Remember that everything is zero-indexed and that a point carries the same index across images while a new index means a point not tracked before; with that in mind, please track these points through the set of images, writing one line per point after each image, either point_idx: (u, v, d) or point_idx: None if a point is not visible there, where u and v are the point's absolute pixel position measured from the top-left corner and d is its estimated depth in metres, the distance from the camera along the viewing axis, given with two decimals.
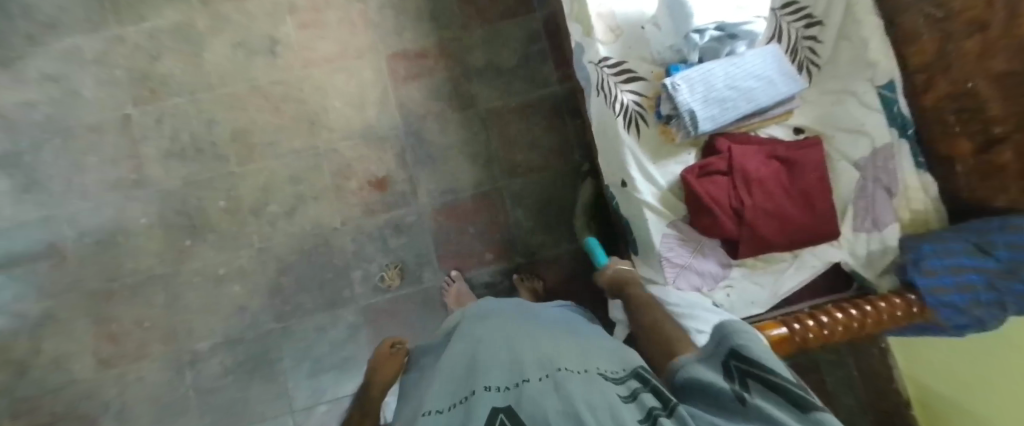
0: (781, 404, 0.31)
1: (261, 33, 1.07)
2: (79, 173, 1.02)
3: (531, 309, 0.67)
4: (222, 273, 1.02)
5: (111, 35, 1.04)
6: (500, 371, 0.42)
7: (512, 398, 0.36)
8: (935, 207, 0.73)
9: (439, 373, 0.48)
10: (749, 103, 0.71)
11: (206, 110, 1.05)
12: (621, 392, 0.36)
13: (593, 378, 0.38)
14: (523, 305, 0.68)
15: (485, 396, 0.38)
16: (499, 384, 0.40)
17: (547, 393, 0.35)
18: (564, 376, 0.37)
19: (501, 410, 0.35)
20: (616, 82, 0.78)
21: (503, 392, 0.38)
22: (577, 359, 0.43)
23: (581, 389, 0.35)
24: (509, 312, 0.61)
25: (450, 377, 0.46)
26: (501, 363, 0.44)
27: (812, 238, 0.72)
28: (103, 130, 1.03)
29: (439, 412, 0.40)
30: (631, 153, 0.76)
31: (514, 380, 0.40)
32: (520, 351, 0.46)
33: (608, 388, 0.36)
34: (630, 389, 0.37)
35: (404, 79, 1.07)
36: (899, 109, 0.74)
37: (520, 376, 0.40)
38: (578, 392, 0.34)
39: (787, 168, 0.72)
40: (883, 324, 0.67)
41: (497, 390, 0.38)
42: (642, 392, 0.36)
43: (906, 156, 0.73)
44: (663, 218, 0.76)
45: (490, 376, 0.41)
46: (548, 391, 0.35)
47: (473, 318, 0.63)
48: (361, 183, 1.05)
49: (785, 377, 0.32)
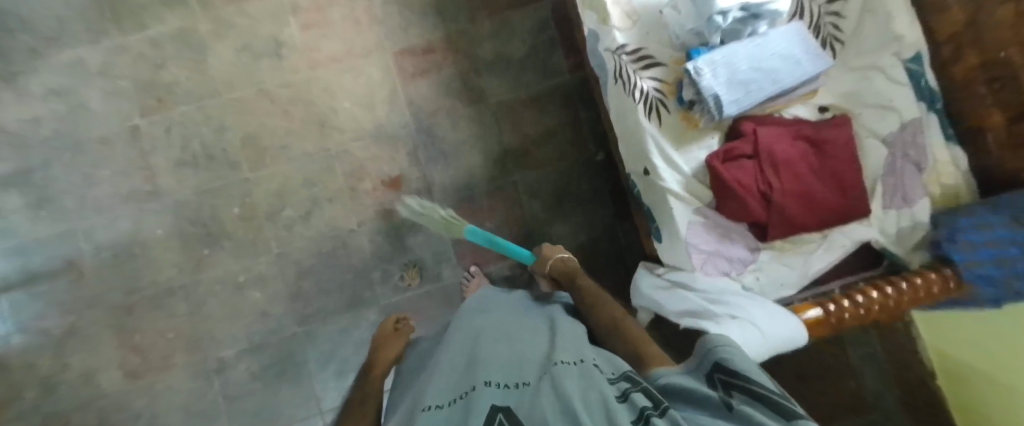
0: (767, 412, 0.34)
1: (264, 36, 1.05)
2: (92, 187, 1.01)
3: (525, 300, 0.71)
4: (242, 280, 1.02)
5: (114, 44, 1.03)
6: (501, 370, 0.46)
7: (511, 398, 0.41)
8: (966, 181, 0.72)
9: (440, 367, 0.52)
10: (773, 84, 0.70)
11: (214, 116, 1.03)
12: (613, 392, 0.39)
13: (587, 373, 0.41)
14: (518, 297, 0.72)
15: (486, 393, 0.42)
16: (499, 381, 0.44)
17: (544, 393, 0.39)
18: (560, 372, 0.42)
19: (500, 410, 0.39)
20: (634, 69, 0.76)
21: (503, 390, 0.42)
22: (574, 351, 0.48)
23: (574, 386, 0.39)
24: (504, 308, 0.65)
25: (449, 373, 0.50)
26: (501, 361, 0.48)
27: (841, 217, 0.71)
28: (112, 142, 1.02)
29: (440, 407, 0.43)
30: (653, 140, 0.75)
31: (514, 379, 0.44)
32: (518, 351, 0.50)
33: (600, 385, 0.39)
34: (620, 388, 0.40)
35: (412, 76, 1.06)
36: (926, 82, 0.72)
37: (519, 377, 0.44)
38: (571, 390, 0.38)
39: (814, 148, 0.71)
40: (921, 300, 0.65)
41: (498, 387, 0.43)
42: (632, 392, 0.38)
43: (934, 129, 0.72)
44: (688, 204, 0.75)
45: (490, 373, 0.45)
46: (544, 391, 0.39)
47: (470, 310, 0.66)
48: (375, 183, 1.04)
49: (765, 387, 0.36)
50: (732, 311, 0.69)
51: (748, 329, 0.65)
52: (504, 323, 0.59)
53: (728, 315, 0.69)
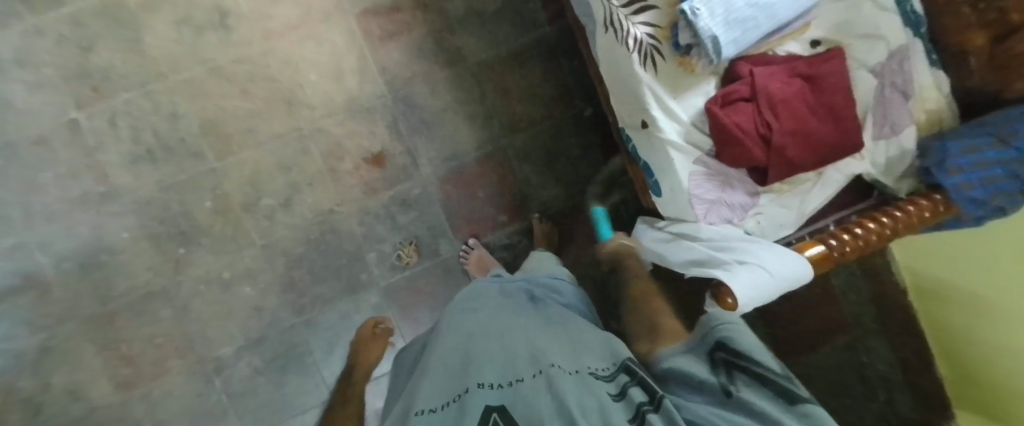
0: (766, 394, 0.39)
1: (205, 5, 0.93)
2: (36, 194, 0.91)
3: (518, 289, 0.69)
4: (229, 276, 0.96)
5: (28, 27, 0.89)
6: (492, 368, 0.45)
7: (505, 399, 0.40)
8: (947, 105, 0.75)
9: (429, 367, 0.50)
10: (769, 21, 0.68)
11: (165, 103, 0.93)
12: (610, 390, 0.41)
13: (582, 376, 0.42)
14: (515, 286, 0.70)
15: (479, 394, 0.41)
16: (493, 381, 0.43)
17: (539, 395, 0.39)
18: (555, 372, 0.41)
19: (494, 409, 0.39)
20: (626, 14, 0.72)
21: (496, 390, 0.42)
22: (571, 356, 0.47)
23: (572, 390, 0.39)
24: (498, 301, 0.64)
25: (442, 370, 0.48)
26: (493, 357, 0.47)
27: (835, 152, 0.73)
28: (49, 141, 0.91)
29: (431, 410, 0.42)
30: (650, 90, 0.73)
31: (507, 376, 0.44)
32: (508, 346, 0.49)
33: (597, 387, 0.41)
34: (618, 388, 0.42)
35: (380, 39, 0.99)
36: (912, 6, 0.73)
37: (513, 374, 0.44)
38: (568, 392, 0.38)
39: (809, 86, 0.71)
40: (914, 225, 0.68)
41: (491, 388, 0.42)
42: (630, 387, 0.41)
43: (919, 55, 0.74)
44: (689, 155, 0.75)
45: (483, 372, 0.44)
46: (540, 392, 0.39)
47: (464, 302, 0.65)
48: (357, 162, 0.99)
49: (764, 368, 0.41)
50: (740, 257, 0.69)
51: (758, 274, 0.66)
52: (493, 317, 0.57)
53: (737, 261, 0.69)
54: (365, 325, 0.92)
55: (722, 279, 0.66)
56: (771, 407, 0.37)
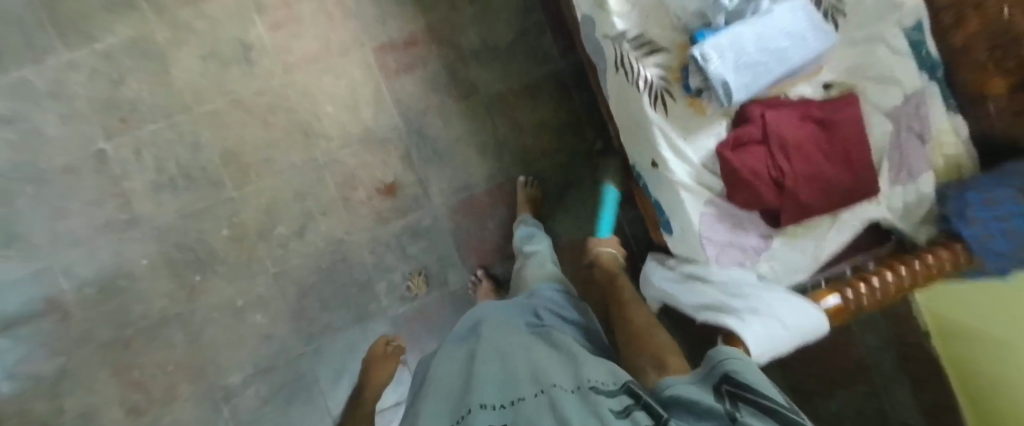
0: (774, 425, 0.34)
1: (230, 40, 0.97)
2: (62, 220, 0.94)
3: (520, 308, 0.68)
4: (241, 304, 0.98)
5: (63, 61, 0.93)
6: (495, 388, 0.44)
7: (508, 418, 0.39)
8: (965, 150, 0.73)
9: (434, 392, 0.49)
10: (781, 66, 0.67)
11: (188, 134, 0.97)
12: (615, 407, 0.38)
13: (583, 394, 0.40)
14: (519, 307, 0.69)
15: (481, 415, 0.39)
16: (495, 401, 0.42)
17: (540, 415, 0.37)
18: (557, 392, 0.40)
19: None
20: (637, 57, 0.72)
21: (499, 411, 0.40)
22: (570, 373, 0.45)
23: (572, 407, 0.37)
24: (502, 322, 0.62)
25: (446, 396, 0.47)
26: (496, 378, 0.46)
27: (850, 198, 0.72)
28: (78, 169, 0.94)
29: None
30: (660, 131, 0.74)
31: (510, 396, 0.42)
32: (512, 367, 0.48)
33: (596, 403, 0.38)
34: (622, 405, 0.39)
35: (396, 73, 1.01)
36: (927, 51, 0.72)
37: (515, 393, 0.42)
38: (569, 411, 0.36)
39: (823, 129, 0.71)
40: (933, 277, 0.67)
41: (493, 409, 0.40)
42: (634, 410, 0.38)
43: (937, 100, 0.73)
44: (699, 196, 0.75)
45: (486, 393, 0.43)
46: (541, 411, 0.38)
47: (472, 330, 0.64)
48: (370, 191, 1.01)
49: (774, 402, 0.37)
50: (753, 305, 0.68)
51: (771, 325, 0.64)
52: (497, 338, 0.56)
53: (749, 310, 0.67)
54: (377, 342, 0.95)
55: (734, 329, 0.64)
56: None
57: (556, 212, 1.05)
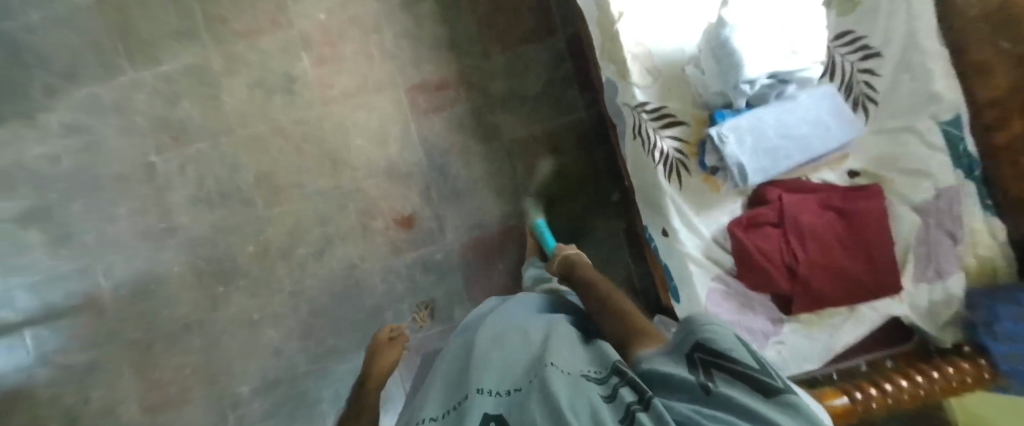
0: (755, 399, 0.28)
1: (277, 71, 1.04)
2: (109, 224, 1.02)
3: (519, 303, 0.63)
4: (257, 318, 1.02)
5: (129, 80, 1.02)
6: (491, 371, 0.38)
7: (507, 405, 0.33)
8: (1002, 252, 0.68)
9: (431, 383, 0.43)
10: (801, 153, 0.66)
11: (229, 154, 1.03)
12: (602, 392, 0.33)
13: (576, 378, 0.35)
14: (521, 302, 0.63)
15: (478, 399, 0.34)
16: (493, 387, 0.36)
17: (536, 398, 0.31)
18: (552, 371, 0.34)
19: (492, 418, 0.32)
20: (655, 128, 0.73)
21: (499, 397, 0.34)
22: (567, 357, 0.39)
23: (568, 388, 0.32)
24: (503, 312, 0.58)
25: (444, 382, 0.41)
26: (492, 360, 0.41)
27: (870, 294, 0.69)
28: (128, 179, 1.02)
29: (432, 419, 0.35)
30: (672, 202, 0.73)
31: (509, 384, 0.36)
32: (509, 349, 0.43)
33: (588, 389, 0.33)
34: (613, 387, 0.34)
35: (425, 112, 1.05)
36: (965, 147, 0.68)
37: (513, 381, 0.36)
38: (566, 393, 0.31)
39: (843, 219, 0.68)
40: (953, 391, 0.64)
41: (491, 394, 0.35)
42: (620, 389, 0.33)
43: (973, 199, 0.69)
44: (707, 270, 0.73)
45: (483, 376, 0.38)
46: (536, 393, 0.32)
47: (468, 328, 0.59)
48: (388, 221, 1.04)
49: (754, 368, 0.30)
50: None
51: None
52: (493, 325, 0.51)
53: None
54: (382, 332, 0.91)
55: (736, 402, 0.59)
56: (752, 403, 0.27)
57: None
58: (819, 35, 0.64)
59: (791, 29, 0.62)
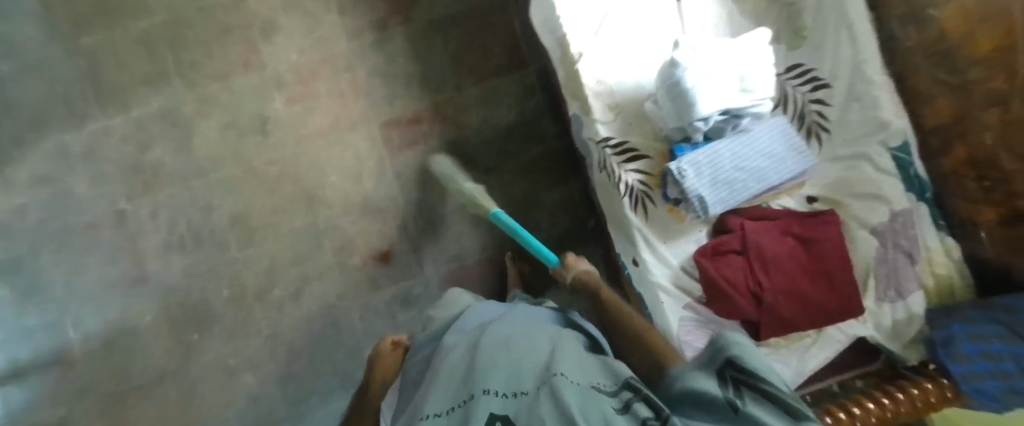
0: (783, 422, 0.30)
1: (249, 112, 1.04)
2: (80, 274, 1.00)
3: (525, 307, 0.64)
4: (234, 364, 1.01)
5: (98, 127, 1.02)
6: (499, 371, 0.40)
7: (512, 408, 0.36)
8: (958, 270, 0.70)
9: (437, 369, 0.46)
10: (758, 183, 0.70)
11: (201, 198, 1.03)
12: (613, 404, 0.34)
13: (586, 388, 0.36)
14: (526, 307, 0.65)
15: (483, 401, 0.36)
16: (500, 388, 0.38)
17: (543, 406, 0.33)
18: (560, 379, 0.36)
19: (497, 419, 0.35)
20: (619, 162, 0.74)
21: (503, 398, 0.37)
22: (575, 363, 0.41)
23: (576, 398, 0.34)
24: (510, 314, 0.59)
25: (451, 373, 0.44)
26: (500, 358, 0.42)
27: (835, 318, 0.70)
28: (99, 228, 1.01)
29: (436, 415, 0.38)
30: (640, 233, 0.74)
31: (514, 385, 0.38)
32: (519, 346, 0.44)
33: (600, 400, 0.34)
34: (623, 399, 0.35)
35: (400, 147, 1.06)
36: (915, 170, 0.70)
37: (519, 384, 0.38)
38: (573, 404, 0.33)
39: (803, 244, 0.71)
40: (920, 411, 0.64)
41: (496, 395, 0.37)
42: (634, 403, 0.34)
43: (926, 220, 0.71)
44: (678, 299, 0.74)
45: (491, 376, 0.40)
46: (543, 400, 0.34)
47: (473, 320, 0.60)
48: (365, 258, 1.04)
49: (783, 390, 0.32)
50: None
51: None
52: (505, 322, 0.53)
53: None
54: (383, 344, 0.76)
55: None
56: None
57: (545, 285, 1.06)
58: (768, 72, 0.66)
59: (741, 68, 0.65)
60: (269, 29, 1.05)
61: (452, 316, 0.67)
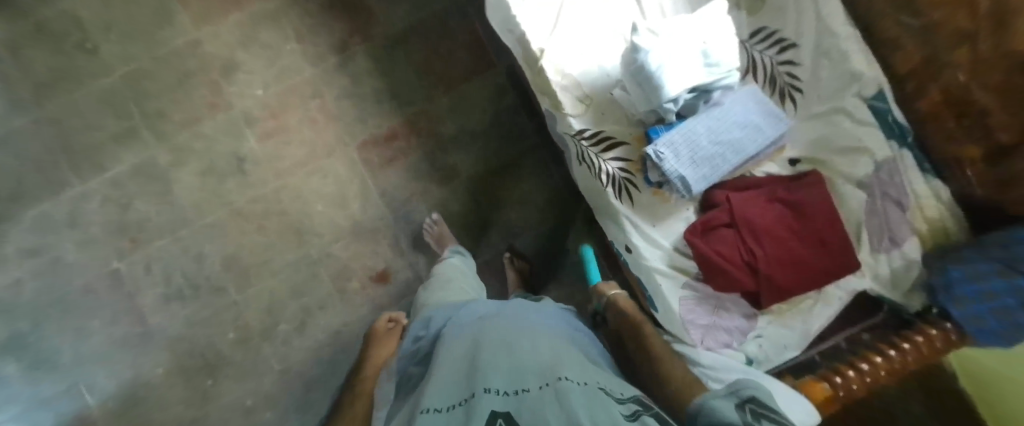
0: None
1: (225, 154, 1.03)
2: (84, 339, 1.00)
3: (523, 306, 0.63)
4: (251, 403, 1.02)
5: (77, 192, 1.01)
6: (502, 372, 0.39)
7: (514, 407, 0.34)
8: (949, 212, 0.70)
9: (435, 366, 0.44)
10: (738, 155, 0.69)
11: (192, 246, 1.02)
12: (621, 411, 0.35)
13: (592, 393, 0.36)
14: (523, 305, 0.63)
15: (486, 398, 0.35)
16: (501, 386, 0.37)
17: (549, 410, 0.33)
18: (566, 385, 0.36)
19: (499, 415, 0.33)
20: (597, 152, 0.73)
21: (504, 397, 0.36)
22: (579, 369, 0.41)
23: (584, 405, 0.33)
24: (505, 313, 0.57)
25: (450, 370, 0.42)
26: (501, 359, 0.41)
27: (829, 278, 0.70)
28: (95, 291, 1.01)
29: (436, 410, 0.36)
30: (629, 220, 0.73)
31: (516, 385, 0.37)
32: (522, 348, 0.44)
33: (607, 405, 0.35)
34: (631, 410, 0.36)
35: (380, 166, 1.05)
36: (894, 117, 0.70)
37: (521, 384, 0.38)
38: (581, 410, 0.32)
39: (791, 209, 0.70)
40: (925, 358, 0.62)
41: (498, 393, 0.36)
42: (643, 414, 0.35)
43: (911, 165, 0.70)
44: (675, 280, 0.73)
45: (491, 375, 0.38)
46: (549, 404, 0.34)
47: (464, 317, 0.58)
48: (363, 281, 1.05)
49: None
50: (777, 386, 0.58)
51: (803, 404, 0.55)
52: (504, 322, 0.52)
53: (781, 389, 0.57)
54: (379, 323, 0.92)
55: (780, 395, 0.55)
56: None
57: (543, 282, 1.06)
58: (732, 43, 0.65)
59: (704, 44, 0.64)
60: (230, 67, 1.03)
61: (447, 311, 0.64)
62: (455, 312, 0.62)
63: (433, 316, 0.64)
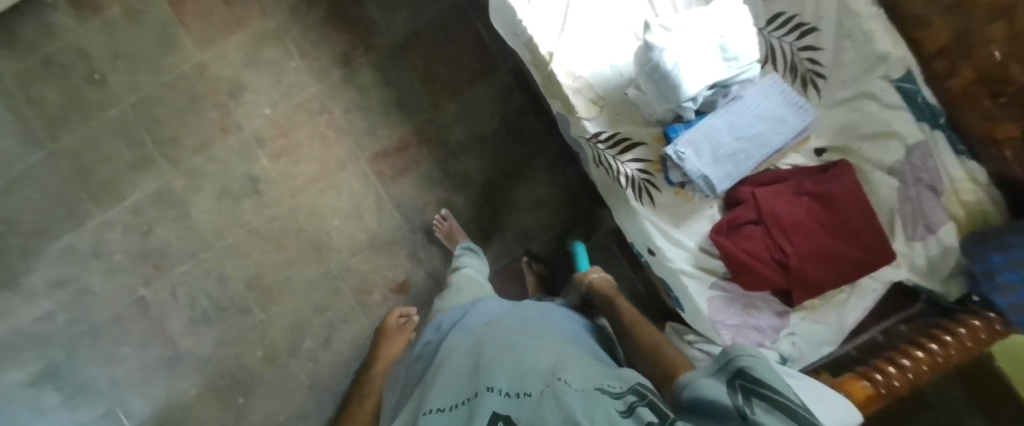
0: None
1: (239, 176, 1.04)
2: (117, 365, 1.02)
3: (534, 307, 0.62)
4: (283, 419, 1.03)
5: (97, 222, 1.01)
6: (505, 373, 0.39)
7: (514, 410, 0.33)
8: (988, 196, 0.66)
9: (444, 368, 0.44)
10: (761, 150, 0.67)
11: (214, 268, 1.03)
12: (618, 407, 0.31)
13: (589, 392, 0.33)
14: (535, 307, 0.63)
15: (488, 398, 0.35)
16: (505, 387, 0.37)
17: (547, 411, 0.31)
18: (562, 386, 0.33)
19: (499, 418, 0.32)
20: (615, 155, 0.72)
21: (506, 398, 0.35)
22: (580, 370, 0.39)
23: (579, 404, 0.31)
24: (516, 315, 0.57)
25: (457, 371, 0.42)
26: (506, 360, 0.41)
27: (865, 270, 0.67)
28: (123, 319, 1.02)
29: (438, 410, 0.36)
30: (651, 222, 0.72)
31: (519, 387, 0.36)
32: (527, 349, 0.43)
33: (604, 403, 0.31)
34: (627, 404, 0.32)
35: (392, 177, 1.05)
36: (923, 98, 0.66)
37: (524, 384, 0.37)
38: (577, 410, 0.30)
39: (819, 201, 0.68)
40: (971, 351, 0.60)
41: (500, 394, 0.35)
42: (639, 406, 0.31)
43: (944, 148, 0.67)
44: (703, 280, 0.72)
45: (494, 375, 0.38)
46: (546, 406, 0.32)
47: (476, 320, 0.58)
48: (384, 293, 1.05)
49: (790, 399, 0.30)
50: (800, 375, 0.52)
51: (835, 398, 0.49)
52: (514, 323, 0.51)
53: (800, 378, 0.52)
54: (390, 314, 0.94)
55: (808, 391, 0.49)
56: None
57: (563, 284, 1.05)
58: (750, 34, 0.62)
59: (721, 38, 0.61)
60: (236, 88, 1.03)
61: (457, 312, 0.64)
62: (466, 312, 0.62)
63: (444, 320, 0.63)
